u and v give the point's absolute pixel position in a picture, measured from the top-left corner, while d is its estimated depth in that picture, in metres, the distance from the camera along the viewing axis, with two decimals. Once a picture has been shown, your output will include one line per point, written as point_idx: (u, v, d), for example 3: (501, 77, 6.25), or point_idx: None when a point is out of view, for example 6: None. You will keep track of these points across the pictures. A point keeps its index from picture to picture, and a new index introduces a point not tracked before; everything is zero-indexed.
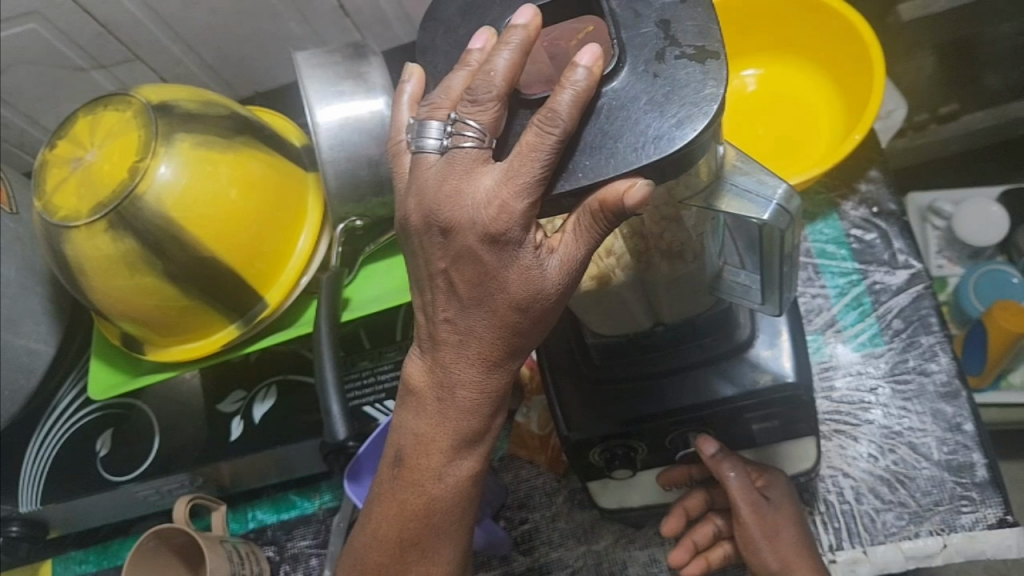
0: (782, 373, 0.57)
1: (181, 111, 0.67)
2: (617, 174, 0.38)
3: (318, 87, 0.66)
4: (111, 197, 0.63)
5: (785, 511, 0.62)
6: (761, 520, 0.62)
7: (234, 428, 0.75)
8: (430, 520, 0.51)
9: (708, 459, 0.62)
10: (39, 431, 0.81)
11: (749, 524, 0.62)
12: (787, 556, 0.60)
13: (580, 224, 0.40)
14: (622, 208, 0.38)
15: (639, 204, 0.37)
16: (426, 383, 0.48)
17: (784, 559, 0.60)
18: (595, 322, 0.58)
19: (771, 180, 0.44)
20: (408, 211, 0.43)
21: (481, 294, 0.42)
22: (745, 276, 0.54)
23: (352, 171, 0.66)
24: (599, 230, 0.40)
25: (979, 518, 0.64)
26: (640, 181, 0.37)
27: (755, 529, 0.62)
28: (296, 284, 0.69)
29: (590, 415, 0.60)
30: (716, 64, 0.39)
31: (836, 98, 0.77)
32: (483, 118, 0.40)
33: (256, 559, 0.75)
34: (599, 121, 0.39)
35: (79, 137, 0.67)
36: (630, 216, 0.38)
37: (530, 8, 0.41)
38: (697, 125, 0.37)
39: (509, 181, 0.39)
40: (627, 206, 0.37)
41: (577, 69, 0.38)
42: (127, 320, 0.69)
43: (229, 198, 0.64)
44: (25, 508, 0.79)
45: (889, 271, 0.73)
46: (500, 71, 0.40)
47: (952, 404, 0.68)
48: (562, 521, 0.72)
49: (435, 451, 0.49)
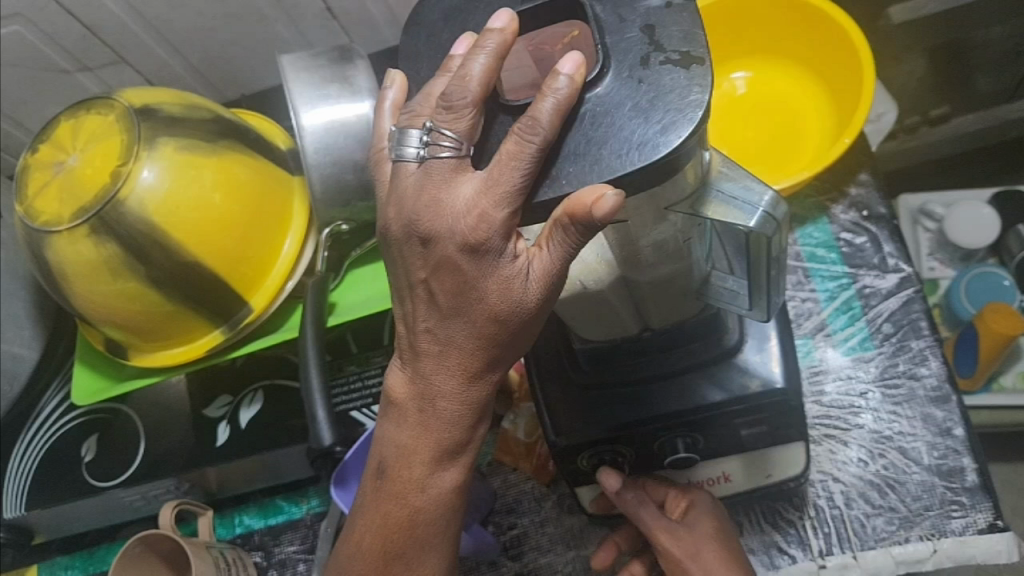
0: (771, 378, 0.57)
1: (165, 114, 0.66)
2: (596, 179, 0.38)
3: (303, 90, 0.65)
4: (94, 202, 0.62)
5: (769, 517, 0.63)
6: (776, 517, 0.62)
7: (220, 434, 0.75)
8: (414, 530, 0.51)
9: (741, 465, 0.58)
10: (24, 436, 0.80)
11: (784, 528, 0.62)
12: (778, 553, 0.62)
13: (556, 236, 0.39)
14: (591, 219, 0.37)
15: (608, 214, 0.36)
16: (407, 393, 0.47)
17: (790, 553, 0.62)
18: (583, 328, 0.58)
19: (758, 186, 0.44)
20: (389, 220, 0.43)
21: (460, 304, 0.42)
22: (733, 282, 0.54)
23: (338, 175, 0.65)
24: (576, 240, 0.39)
25: (969, 524, 0.63)
26: (608, 191, 0.36)
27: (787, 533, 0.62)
28: (282, 289, 0.68)
29: (577, 422, 0.59)
30: (701, 69, 0.38)
31: (826, 101, 0.77)
32: (459, 127, 0.40)
33: (243, 565, 0.74)
34: (582, 128, 0.39)
35: (60, 141, 0.67)
36: (602, 228, 0.37)
37: (506, 11, 0.41)
38: (682, 132, 0.37)
39: (488, 191, 0.39)
40: (597, 217, 0.36)
41: (557, 77, 0.37)
42: (110, 326, 0.68)
43: (213, 202, 0.64)
44: (10, 514, 0.78)
45: (879, 275, 0.73)
46: (475, 77, 0.39)
47: (942, 408, 0.67)
48: (552, 526, 0.71)
49: (418, 461, 0.48)
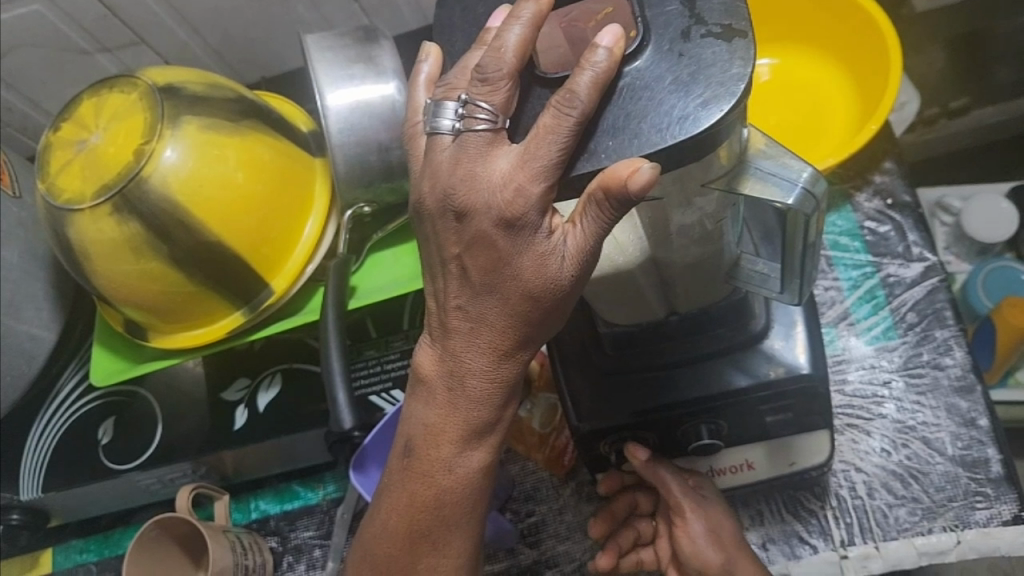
0: (797, 365, 0.56)
1: (188, 93, 0.66)
2: (636, 152, 0.37)
3: (328, 70, 0.65)
4: (116, 180, 0.62)
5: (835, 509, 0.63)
6: None
7: (238, 418, 0.75)
8: (438, 512, 0.50)
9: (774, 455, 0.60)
10: (40, 418, 0.80)
11: None
12: None
13: (589, 212, 0.39)
14: (627, 194, 0.36)
15: (644, 188, 0.35)
16: (436, 372, 0.47)
17: None
18: (609, 310, 0.57)
19: (795, 165, 0.44)
20: (422, 195, 0.42)
21: (492, 281, 0.42)
22: (763, 265, 0.53)
23: (361, 156, 0.65)
24: (609, 216, 0.38)
25: (993, 515, 0.63)
26: (644, 164, 0.35)
27: None
28: (302, 271, 0.68)
29: (600, 407, 0.59)
30: (743, 43, 0.38)
31: (851, 88, 0.76)
32: (495, 100, 0.39)
33: (259, 550, 0.74)
34: (621, 101, 0.38)
35: (83, 119, 0.66)
36: (636, 202, 0.36)
37: None
38: (724, 106, 0.36)
39: (525, 164, 0.38)
40: (632, 190, 0.36)
41: (598, 50, 0.37)
42: (130, 306, 0.68)
43: (235, 181, 0.63)
44: (25, 495, 0.77)
45: (903, 264, 0.72)
46: (510, 48, 0.39)
47: (967, 399, 0.67)
48: (570, 513, 0.71)
49: (444, 442, 0.48)
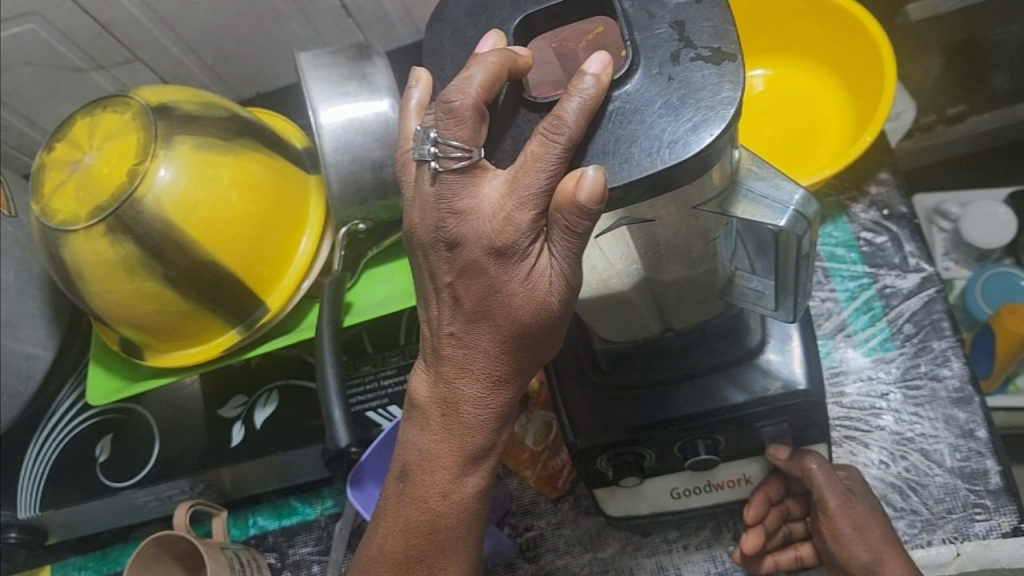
0: (793, 380, 0.56)
1: (181, 112, 0.66)
2: (588, 162, 0.38)
3: (322, 88, 0.65)
4: (110, 201, 0.62)
5: (864, 511, 0.61)
6: (850, 514, 0.60)
7: (235, 435, 0.74)
8: (435, 536, 0.50)
9: (783, 464, 0.60)
10: (38, 436, 0.80)
11: (837, 516, 0.60)
12: (880, 549, 0.59)
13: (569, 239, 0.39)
14: (578, 206, 0.37)
15: (592, 195, 0.36)
16: (430, 398, 0.47)
17: (875, 550, 0.59)
18: (603, 327, 0.58)
19: (786, 184, 0.44)
20: (414, 224, 0.42)
21: (485, 308, 0.42)
22: (757, 282, 0.53)
23: (355, 174, 0.65)
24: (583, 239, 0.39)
25: (993, 527, 0.62)
26: (588, 171, 0.36)
27: (843, 521, 0.60)
28: (297, 289, 0.68)
29: (596, 424, 0.58)
30: (732, 66, 0.38)
31: (846, 99, 0.76)
32: (463, 132, 0.39)
33: (257, 566, 0.74)
34: (611, 125, 0.38)
35: (76, 140, 0.66)
36: (592, 213, 0.37)
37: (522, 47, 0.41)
38: (714, 129, 0.36)
39: (514, 192, 0.38)
40: (583, 201, 0.36)
41: (585, 77, 0.37)
42: (125, 325, 0.68)
43: (229, 201, 0.63)
44: (23, 514, 0.77)
45: (900, 274, 0.72)
46: (475, 78, 0.38)
47: (965, 410, 0.66)
48: (569, 528, 0.71)
49: (440, 467, 0.48)
